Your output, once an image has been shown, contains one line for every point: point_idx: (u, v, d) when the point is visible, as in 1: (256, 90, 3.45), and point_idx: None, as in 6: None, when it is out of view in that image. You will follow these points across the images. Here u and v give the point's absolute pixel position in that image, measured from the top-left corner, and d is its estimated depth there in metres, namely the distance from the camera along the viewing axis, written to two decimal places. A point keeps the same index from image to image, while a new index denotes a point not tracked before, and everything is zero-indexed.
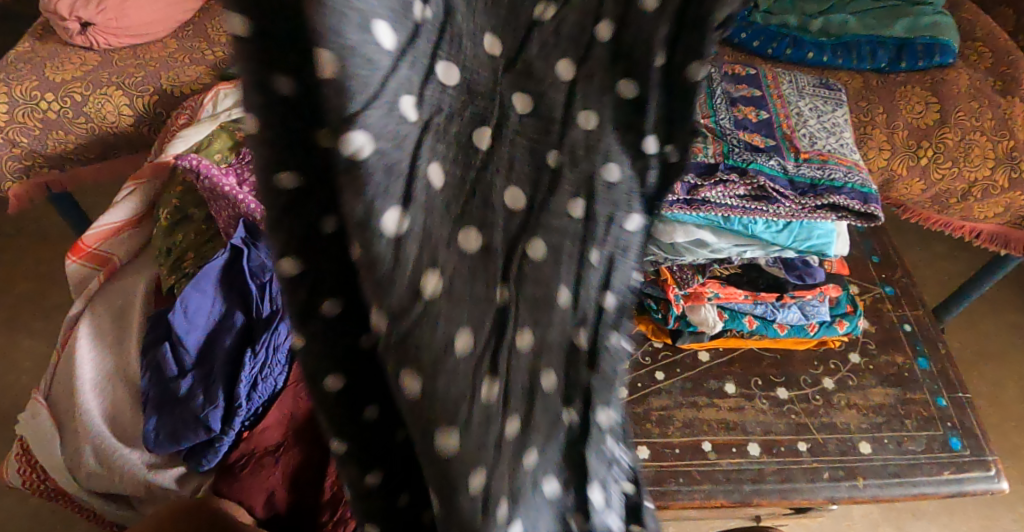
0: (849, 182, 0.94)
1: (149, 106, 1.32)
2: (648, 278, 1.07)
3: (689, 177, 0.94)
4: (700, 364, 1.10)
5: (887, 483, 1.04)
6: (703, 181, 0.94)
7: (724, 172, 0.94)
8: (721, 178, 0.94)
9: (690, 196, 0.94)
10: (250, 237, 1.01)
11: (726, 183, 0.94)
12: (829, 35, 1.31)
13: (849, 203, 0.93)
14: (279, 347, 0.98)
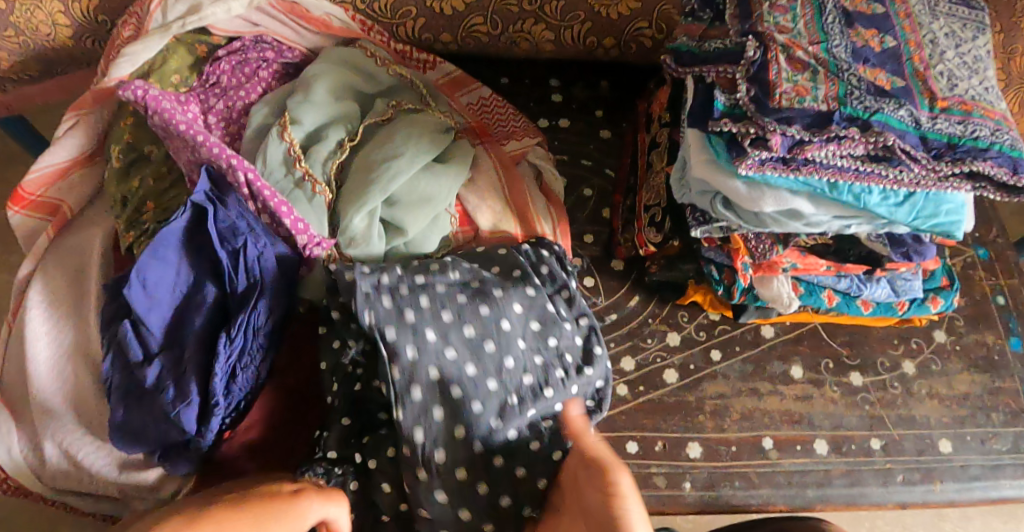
0: (998, 142, 0.76)
1: (87, 13, 1.05)
2: (712, 243, 0.89)
3: (793, 130, 0.76)
4: (763, 342, 0.95)
5: (968, 487, 0.90)
6: (811, 136, 0.76)
7: (840, 125, 0.76)
8: (836, 134, 0.76)
9: (790, 154, 0.77)
10: (215, 191, 0.85)
11: (842, 140, 0.76)
12: None
13: (995, 172, 0.76)
14: (259, 330, 0.86)
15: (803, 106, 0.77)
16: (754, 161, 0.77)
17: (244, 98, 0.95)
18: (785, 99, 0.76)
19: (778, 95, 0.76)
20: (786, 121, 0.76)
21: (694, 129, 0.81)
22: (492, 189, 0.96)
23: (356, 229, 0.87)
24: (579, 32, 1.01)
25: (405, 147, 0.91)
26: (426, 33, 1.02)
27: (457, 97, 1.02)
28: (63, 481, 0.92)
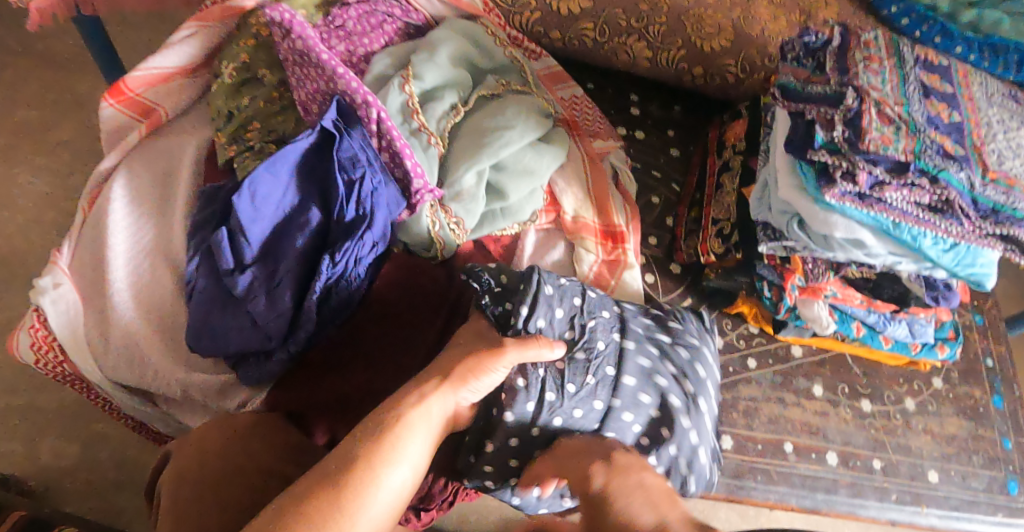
0: None
1: None
2: (769, 262, 0.98)
3: (877, 170, 0.86)
4: (792, 358, 1.05)
5: (947, 515, 1.02)
6: (891, 179, 0.86)
7: (915, 174, 0.86)
8: (910, 181, 0.86)
9: (869, 191, 0.86)
10: (342, 121, 0.91)
11: (914, 187, 0.86)
12: (977, 31, 1.06)
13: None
14: (360, 260, 0.90)
15: (894, 151, 0.86)
16: (838, 192, 0.87)
17: (367, 45, 1.01)
18: (873, 145, 0.85)
19: (868, 140, 0.85)
20: (874, 162, 0.86)
21: (790, 155, 0.90)
22: (578, 176, 1.03)
23: (465, 185, 0.94)
24: (674, 56, 1.11)
25: (516, 120, 0.99)
26: (539, 25, 1.09)
27: (555, 90, 1.10)
28: (118, 373, 0.91)
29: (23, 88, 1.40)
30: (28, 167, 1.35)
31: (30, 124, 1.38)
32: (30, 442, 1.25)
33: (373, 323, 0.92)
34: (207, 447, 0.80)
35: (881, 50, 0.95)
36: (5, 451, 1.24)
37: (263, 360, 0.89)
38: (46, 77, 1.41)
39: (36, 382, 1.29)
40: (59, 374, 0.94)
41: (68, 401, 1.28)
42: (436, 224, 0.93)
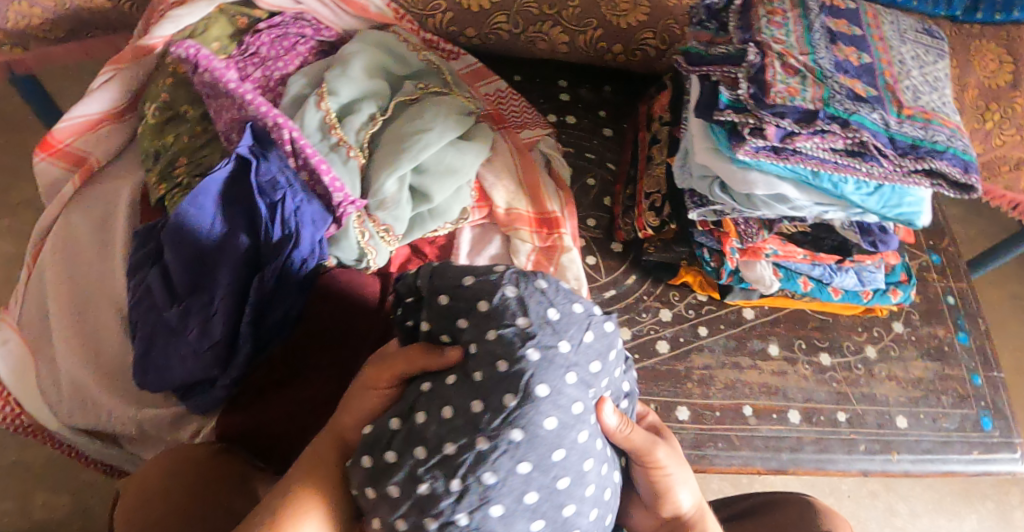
0: (952, 147, 0.87)
1: None
2: (705, 228, 0.98)
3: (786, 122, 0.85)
4: (744, 321, 1.04)
5: (920, 459, 1.01)
6: (800, 129, 0.85)
7: (825, 121, 0.85)
8: (821, 128, 0.85)
9: (782, 144, 0.85)
10: (258, 146, 0.92)
11: (825, 134, 0.85)
12: None
13: (951, 170, 0.87)
14: (291, 279, 0.91)
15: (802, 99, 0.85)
16: (751, 148, 0.85)
17: (281, 68, 1.02)
18: (779, 97, 0.84)
19: (773, 93, 0.84)
20: (781, 115, 0.85)
21: (700, 119, 0.89)
22: (508, 168, 1.04)
23: (387, 191, 0.95)
24: (592, 37, 1.11)
25: (434, 122, 0.99)
26: (454, 26, 1.10)
27: (478, 87, 1.11)
28: (77, 417, 0.94)
29: None
30: None
31: None
32: (23, 498, 1.28)
33: (312, 339, 0.93)
34: (147, 488, 0.81)
35: (784, 2, 0.94)
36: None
37: (210, 387, 0.91)
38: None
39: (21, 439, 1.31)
40: (20, 426, 0.98)
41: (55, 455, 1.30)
42: (365, 234, 0.95)
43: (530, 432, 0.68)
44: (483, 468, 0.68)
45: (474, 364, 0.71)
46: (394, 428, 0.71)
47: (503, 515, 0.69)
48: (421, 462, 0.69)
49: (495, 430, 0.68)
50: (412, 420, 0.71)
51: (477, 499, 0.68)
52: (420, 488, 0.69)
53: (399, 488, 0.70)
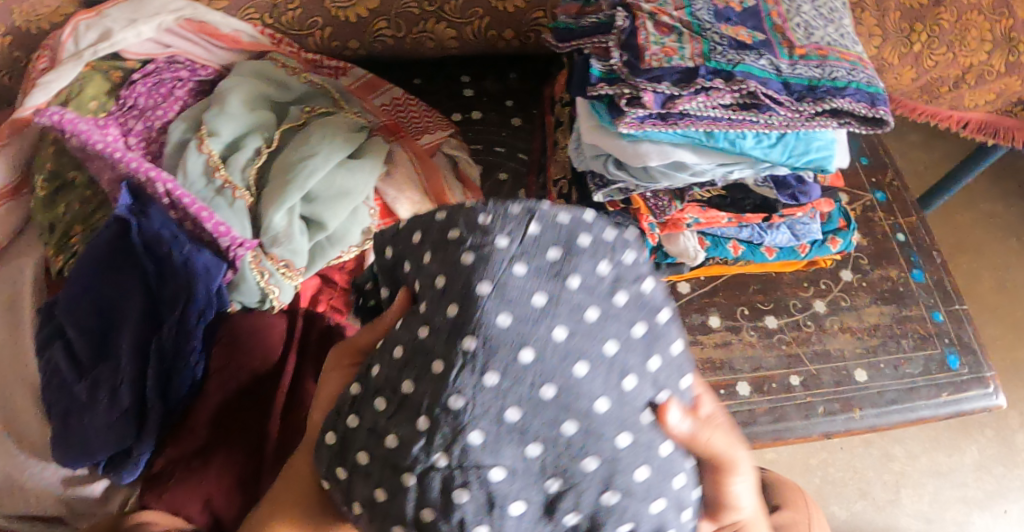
0: (853, 81, 0.81)
1: None
2: (616, 208, 0.93)
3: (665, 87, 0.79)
4: (680, 297, 0.99)
5: (885, 410, 0.95)
6: (680, 91, 0.78)
7: (706, 78, 0.79)
8: (702, 87, 0.78)
9: (663, 110, 0.79)
10: (137, 205, 0.89)
11: (709, 92, 0.79)
12: None
13: (855, 107, 0.81)
14: (191, 334, 0.88)
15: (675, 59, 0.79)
16: (633, 120, 0.80)
17: (162, 117, 0.98)
18: (654, 61, 0.78)
19: (648, 56, 0.79)
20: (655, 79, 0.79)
21: (578, 96, 0.85)
22: (409, 180, 0.99)
23: (278, 226, 0.92)
24: (480, 26, 1.06)
25: (320, 145, 0.95)
26: (336, 40, 1.06)
27: (371, 99, 1.06)
28: (8, 506, 0.92)
29: None
30: None
31: None
32: None
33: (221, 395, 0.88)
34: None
35: None
36: None
37: (126, 456, 0.88)
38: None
39: None
40: None
41: None
42: (263, 274, 0.91)
43: (536, 352, 0.54)
44: (482, 374, 0.54)
45: (416, 355, 0.56)
46: (353, 392, 0.59)
47: (487, 443, 0.54)
48: (368, 449, 0.57)
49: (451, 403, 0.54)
50: (368, 378, 0.59)
51: (463, 516, 0.55)
52: (388, 440, 0.56)
53: (393, 447, 0.56)
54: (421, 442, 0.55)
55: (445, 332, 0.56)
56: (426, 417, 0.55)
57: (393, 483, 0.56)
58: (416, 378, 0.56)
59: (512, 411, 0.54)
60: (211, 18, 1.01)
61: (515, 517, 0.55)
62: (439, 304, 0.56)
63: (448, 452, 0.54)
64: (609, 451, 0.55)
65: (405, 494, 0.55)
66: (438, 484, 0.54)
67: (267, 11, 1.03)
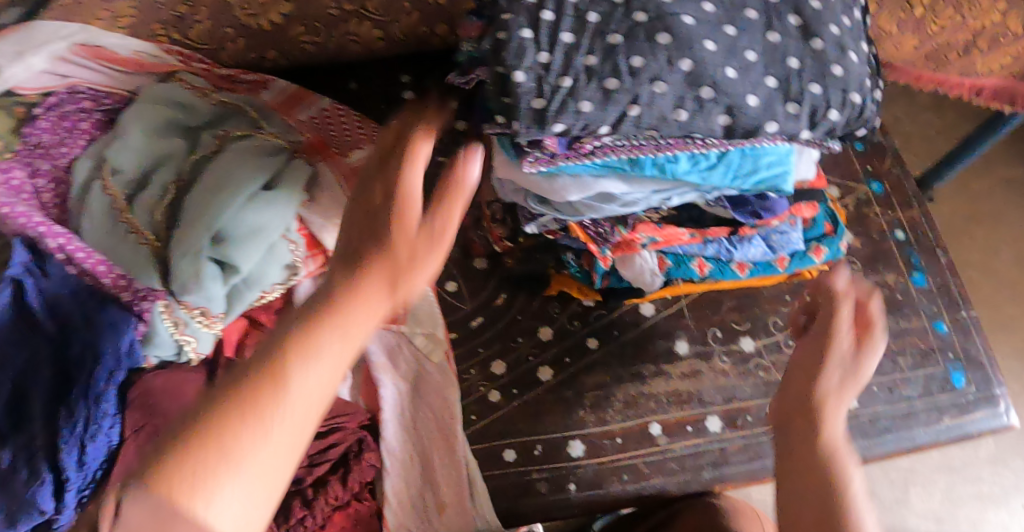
0: (816, 99, 0.67)
1: None
2: (558, 235, 0.82)
3: (602, 132, 0.65)
4: (643, 321, 0.88)
5: (876, 441, 0.85)
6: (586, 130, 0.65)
7: (622, 111, 0.65)
8: (615, 126, 0.65)
9: (572, 149, 0.68)
10: (36, 259, 0.82)
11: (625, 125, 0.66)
12: None
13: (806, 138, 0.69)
14: (102, 396, 0.81)
15: (667, 111, 0.65)
16: (540, 158, 0.69)
17: (66, 154, 0.90)
18: (558, 106, 0.64)
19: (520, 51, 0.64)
20: (586, 128, 0.65)
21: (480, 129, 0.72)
22: (337, 205, 0.90)
23: (185, 274, 0.83)
24: (409, 22, 0.95)
25: (228, 180, 0.86)
26: (251, 52, 0.96)
27: (295, 115, 0.96)
28: None
29: None
30: None
31: None
32: None
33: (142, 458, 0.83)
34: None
35: None
36: None
37: None
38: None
39: None
40: None
41: None
42: (178, 324, 0.84)
43: (695, 55, 0.65)
44: (630, 101, 0.64)
45: (708, 33, 0.66)
46: (712, 65, 0.66)
47: (806, 32, 0.69)
48: (706, 96, 0.65)
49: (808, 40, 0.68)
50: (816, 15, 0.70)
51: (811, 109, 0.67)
52: (633, 106, 0.65)
53: (669, 40, 0.65)
54: (724, 48, 0.66)
55: (700, 27, 0.66)
56: (710, 42, 0.66)
57: (759, 101, 0.66)
58: (712, 34, 0.67)
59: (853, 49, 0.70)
60: (107, 42, 0.93)
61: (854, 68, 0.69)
62: (703, 32, 0.66)
63: (731, 44, 0.67)
64: (841, 28, 0.70)
65: (709, 61, 0.66)
66: (756, 98, 0.66)
67: (175, 24, 0.94)
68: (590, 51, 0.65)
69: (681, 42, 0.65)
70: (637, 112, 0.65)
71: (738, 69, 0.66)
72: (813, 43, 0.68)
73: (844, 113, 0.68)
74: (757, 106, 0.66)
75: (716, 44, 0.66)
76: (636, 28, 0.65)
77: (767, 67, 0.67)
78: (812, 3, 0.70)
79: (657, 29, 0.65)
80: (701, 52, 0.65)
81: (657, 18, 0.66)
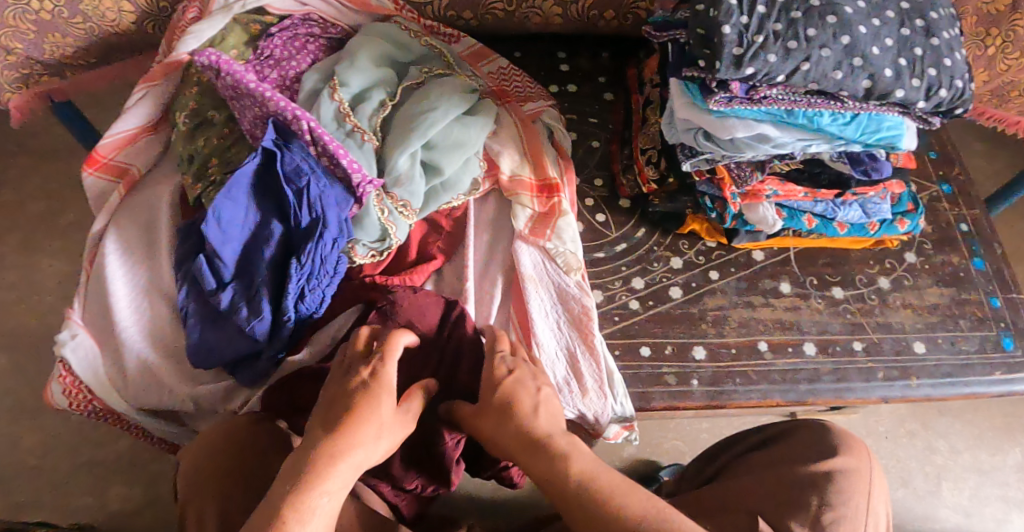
0: (934, 80, 0.87)
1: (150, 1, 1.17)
2: (702, 178, 1.02)
3: (777, 81, 0.87)
4: (754, 263, 1.08)
5: (940, 382, 1.02)
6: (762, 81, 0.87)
7: (793, 68, 0.86)
8: (785, 80, 0.87)
9: (749, 95, 0.89)
10: (280, 139, 0.98)
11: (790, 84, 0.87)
12: None
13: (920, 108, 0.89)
14: (326, 259, 0.97)
15: (824, 71, 0.86)
16: (722, 99, 0.90)
17: (296, 67, 1.08)
18: (749, 56, 0.85)
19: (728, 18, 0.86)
20: (767, 75, 0.86)
21: (673, 77, 0.94)
22: (515, 138, 1.09)
23: (400, 169, 1.01)
24: (583, 6, 1.16)
25: (439, 101, 1.04)
26: (451, 11, 1.17)
27: (480, 67, 1.16)
28: (144, 399, 1.01)
29: (29, 192, 1.60)
30: (49, 252, 1.56)
31: (42, 217, 1.58)
32: (100, 491, 1.38)
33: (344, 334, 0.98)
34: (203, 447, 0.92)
35: None
36: (81, 504, 1.37)
37: (255, 360, 0.99)
38: (68, 178, 1.62)
39: (84, 445, 1.41)
40: (93, 412, 1.04)
41: (125, 451, 1.40)
42: (384, 211, 1.00)
43: (852, 34, 0.86)
44: (798, 61, 0.86)
45: (860, 19, 0.87)
46: (858, 43, 0.86)
47: (929, 30, 0.89)
48: (853, 66, 0.86)
49: (929, 37, 0.89)
50: (933, 19, 0.90)
51: (926, 86, 0.88)
52: (801, 66, 0.86)
53: (833, 22, 0.87)
54: (870, 32, 0.87)
55: (855, 15, 0.87)
56: (861, 27, 0.87)
57: (893, 75, 0.87)
58: (863, 21, 0.87)
59: (960, 49, 0.90)
60: None
61: (959, 65, 0.89)
62: (857, 18, 0.87)
63: (876, 30, 0.87)
64: (953, 32, 0.90)
65: (858, 40, 0.86)
66: (889, 72, 0.87)
67: None
68: (774, 22, 0.86)
69: (840, 24, 0.87)
70: (804, 69, 0.86)
71: (880, 49, 0.87)
72: (935, 39, 0.89)
73: (953, 93, 0.88)
74: (890, 77, 0.87)
75: (865, 29, 0.87)
76: (811, 10, 0.87)
77: (901, 51, 0.87)
78: (934, 12, 0.90)
79: (824, 14, 0.87)
80: (855, 34, 0.86)
81: (825, 5, 0.87)
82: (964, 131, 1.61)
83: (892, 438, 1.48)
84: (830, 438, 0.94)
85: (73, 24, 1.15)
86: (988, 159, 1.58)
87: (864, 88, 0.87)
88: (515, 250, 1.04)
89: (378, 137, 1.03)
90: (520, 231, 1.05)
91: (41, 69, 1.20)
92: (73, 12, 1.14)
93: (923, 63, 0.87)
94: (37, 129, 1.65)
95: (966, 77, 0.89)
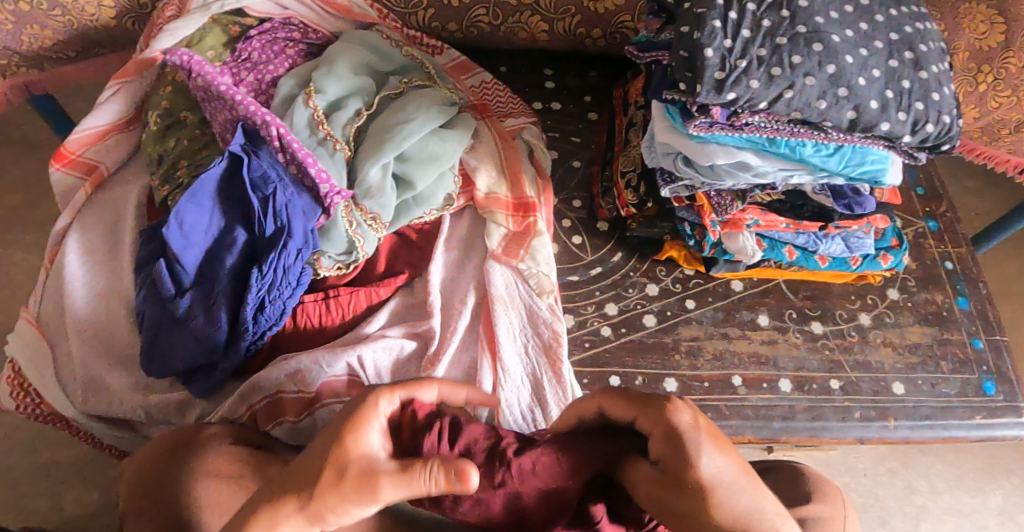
0: (921, 114, 0.85)
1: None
2: (682, 204, 0.99)
3: (759, 108, 0.84)
4: (733, 293, 1.05)
5: (919, 425, 0.99)
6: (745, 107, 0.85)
7: (776, 94, 0.83)
8: (768, 106, 0.84)
9: (730, 121, 0.87)
10: (249, 145, 0.95)
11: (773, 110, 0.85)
12: None
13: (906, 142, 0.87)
14: (289, 268, 0.94)
15: (808, 100, 0.83)
16: (702, 123, 0.87)
17: (272, 71, 1.06)
18: (731, 81, 0.83)
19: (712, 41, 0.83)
20: (749, 101, 0.83)
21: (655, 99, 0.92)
22: (492, 154, 1.06)
23: (371, 180, 0.98)
24: (571, 23, 1.13)
25: (415, 113, 1.02)
26: (436, 21, 1.14)
27: (463, 80, 1.14)
28: (93, 406, 0.98)
29: (7, 183, 1.57)
30: (23, 246, 1.52)
31: (18, 209, 1.55)
32: (56, 495, 1.34)
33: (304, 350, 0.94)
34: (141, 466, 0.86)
35: None
36: (36, 507, 1.33)
37: (210, 371, 0.96)
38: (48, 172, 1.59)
39: (43, 446, 1.37)
40: (40, 415, 1.00)
41: (84, 455, 1.36)
42: (352, 223, 0.97)
43: (838, 63, 0.84)
44: (782, 88, 0.83)
45: (847, 49, 0.85)
46: (845, 72, 0.84)
47: (917, 63, 0.87)
48: (837, 95, 0.83)
49: (918, 69, 0.86)
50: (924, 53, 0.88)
51: (913, 120, 0.85)
52: (785, 92, 0.83)
53: (820, 50, 0.84)
54: (857, 62, 0.85)
55: (842, 44, 0.85)
56: (848, 56, 0.84)
57: (878, 108, 0.84)
58: (851, 50, 0.85)
59: (950, 84, 0.87)
60: None
61: (948, 100, 0.86)
62: (844, 48, 0.85)
63: (863, 61, 0.85)
64: (943, 66, 0.88)
65: (844, 70, 0.84)
66: (875, 103, 0.84)
67: None
68: (759, 48, 0.84)
69: (827, 52, 0.84)
70: (787, 96, 0.83)
71: (866, 80, 0.84)
72: (924, 72, 0.86)
73: (939, 129, 0.86)
74: (876, 109, 0.84)
75: (852, 58, 0.84)
76: (797, 38, 0.85)
77: (888, 82, 0.85)
78: (924, 45, 0.88)
79: (811, 42, 0.84)
80: (842, 63, 0.84)
81: (812, 33, 0.85)
82: (957, 167, 1.59)
83: (872, 477, 1.45)
84: (800, 480, 0.91)
85: (52, 16, 1.12)
86: (978, 196, 1.56)
87: (849, 118, 0.84)
88: (485, 271, 1.00)
89: (353, 142, 1.01)
90: (492, 250, 1.02)
91: (20, 60, 1.17)
92: (52, 4, 1.11)
93: (911, 96, 0.85)
94: (19, 120, 1.62)
95: (954, 113, 0.86)
